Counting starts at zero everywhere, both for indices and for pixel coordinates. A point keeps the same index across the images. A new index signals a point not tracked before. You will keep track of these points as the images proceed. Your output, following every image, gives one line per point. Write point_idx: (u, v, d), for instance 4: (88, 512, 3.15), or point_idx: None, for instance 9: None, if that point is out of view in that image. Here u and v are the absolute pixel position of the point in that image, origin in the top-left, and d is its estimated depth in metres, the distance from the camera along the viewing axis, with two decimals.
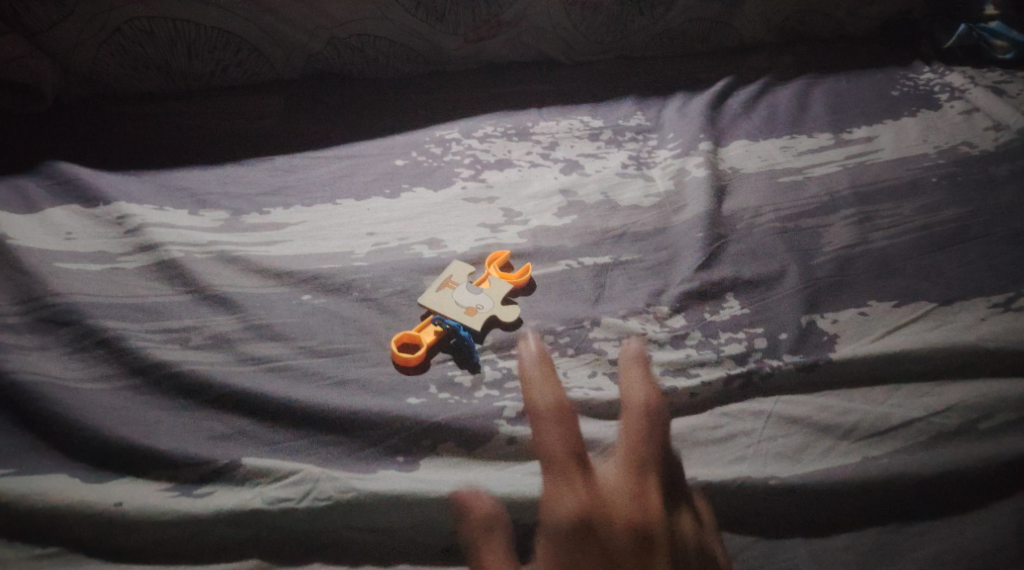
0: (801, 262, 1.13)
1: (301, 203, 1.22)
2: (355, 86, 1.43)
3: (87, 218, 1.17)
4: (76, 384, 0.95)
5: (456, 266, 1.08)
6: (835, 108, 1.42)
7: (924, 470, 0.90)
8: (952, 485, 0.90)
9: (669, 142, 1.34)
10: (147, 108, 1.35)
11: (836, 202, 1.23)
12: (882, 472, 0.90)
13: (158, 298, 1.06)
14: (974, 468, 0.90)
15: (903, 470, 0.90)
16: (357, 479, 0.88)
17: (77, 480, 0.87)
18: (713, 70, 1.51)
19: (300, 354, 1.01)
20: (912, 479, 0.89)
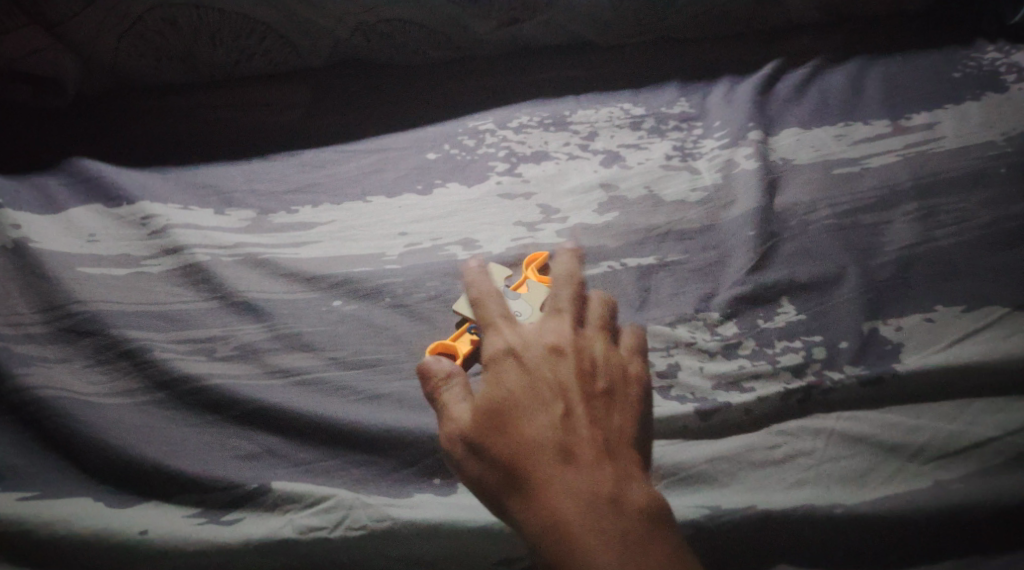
0: (860, 263, 1.06)
1: (329, 200, 1.16)
2: (384, 75, 1.37)
3: (110, 219, 1.12)
4: (99, 399, 0.92)
5: (495, 268, 1.00)
6: (893, 90, 1.33)
7: (1001, 496, 0.83)
8: None
9: (715, 131, 1.26)
10: (171, 100, 1.31)
11: (896, 195, 1.15)
12: (955, 498, 0.83)
13: (183, 304, 1.02)
14: None
15: (977, 496, 0.83)
16: (394, 507, 0.84)
17: (101, 505, 0.83)
18: (760, 51, 1.43)
19: (331, 365, 0.96)
20: (988, 507, 0.83)
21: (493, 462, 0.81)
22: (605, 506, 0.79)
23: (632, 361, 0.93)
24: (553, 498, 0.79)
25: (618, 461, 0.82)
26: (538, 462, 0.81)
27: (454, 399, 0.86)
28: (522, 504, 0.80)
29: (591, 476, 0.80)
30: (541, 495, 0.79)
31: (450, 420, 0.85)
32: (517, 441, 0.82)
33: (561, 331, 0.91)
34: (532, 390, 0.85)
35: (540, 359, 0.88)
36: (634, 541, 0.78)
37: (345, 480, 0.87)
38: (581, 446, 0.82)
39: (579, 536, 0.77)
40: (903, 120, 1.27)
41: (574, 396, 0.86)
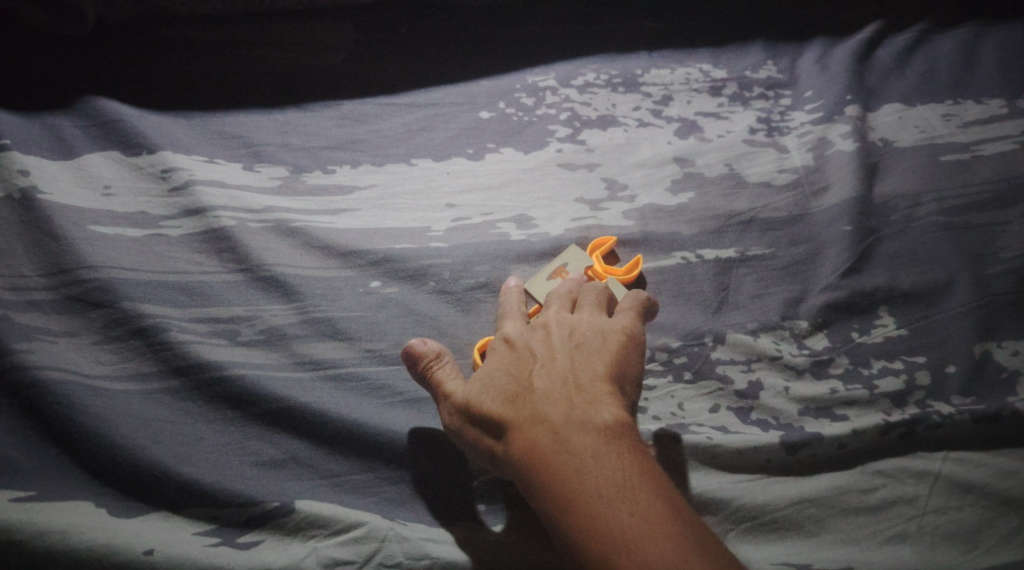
0: (971, 271, 0.93)
1: (369, 161, 1.03)
2: (434, 17, 1.22)
3: (127, 169, 1.00)
4: (108, 386, 0.82)
5: (569, 254, 0.92)
6: (1011, 64, 1.17)
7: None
8: None
9: (807, 102, 1.11)
10: (200, 35, 1.16)
11: (1013, 191, 1.01)
12: None
13: (204, 275, 0.91)
14: None
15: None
16: (435, 543, 0.75)
17: (105, 514, 0.75)
18: (859, 8, 1.26)
19: (367, 359, 0.85)
20: None
21: (477, 419, 0.77)
22: (591, 443, 0.74)
23: (623, 320, 0.83)
24: (536, 442, 0.75)
25: (593, 394, 0.77)
26: (519, 410, 0.76)
27: (447, 375, 0.80)
28: (508, 453, 0.75)
29: (575, 416, 0.76)
30: (520, 438, 0.75)
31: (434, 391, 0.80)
32: (499, 394, 0.78)
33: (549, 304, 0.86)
34: (514, 352, 0.81)
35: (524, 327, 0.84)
36: (623, 473, 0.73)
37: (378, 499, 0.77)
38: (563, 391, 0.77)
39: (568, 480, 0.73)
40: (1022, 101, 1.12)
41: (559, 352, 0.80)
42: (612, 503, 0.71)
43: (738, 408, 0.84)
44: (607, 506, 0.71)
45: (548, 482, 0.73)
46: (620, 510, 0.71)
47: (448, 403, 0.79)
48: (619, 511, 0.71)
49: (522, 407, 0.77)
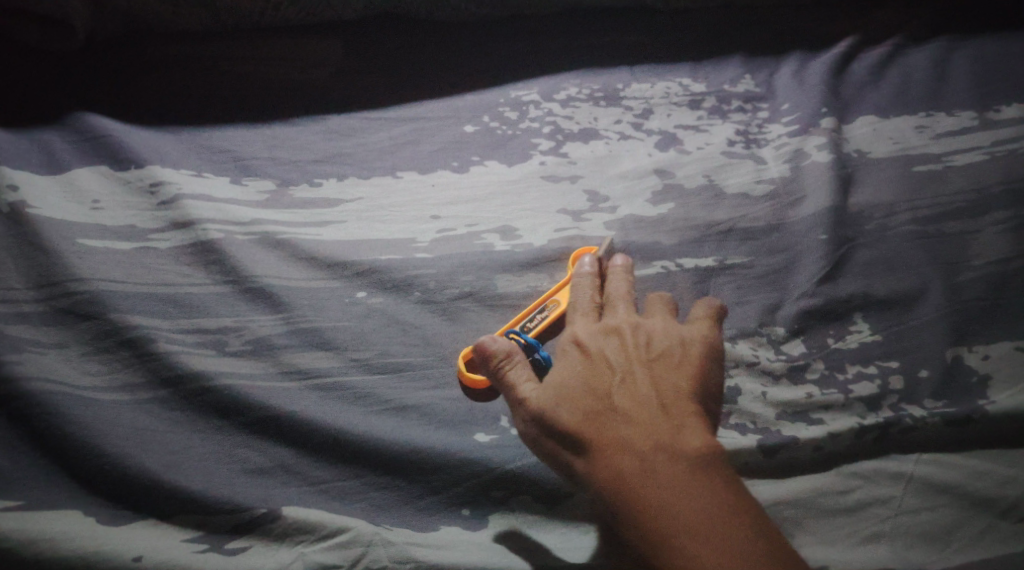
0: (944, 278, 0.95)
1: (356, 174, 1.05)
2: (419, 33, 1.24)
3: (115, 183, 1.01)
4: (97, 396, 0.83)
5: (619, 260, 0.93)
6: (982, 77, 1.20)
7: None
8: None
9: (784, 115, 1.13)
10: (188, 50, 1.19)
11: (984, 200, 1.04)
12: None
13: (192, 287, 0.92)
14: None
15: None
16: (419, 547, 0.76)
17: (93, 522, 0.76)
18: (835, 24, 1.29)
19: (352, 368, 0.86)
20: None
21: (558, 432, 0.79)
22: (678, 468, 0.76)
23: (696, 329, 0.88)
24: (621, 460, 0.77)
25: (678, 419, 0.80)
26: (602, 428, 0.78)
27: (521, 377, 0.81)
28: (590, 470, 0.77)
29: (660, 438, 0.78)
30: (605, 456, 0.77)
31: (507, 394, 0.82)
32: (580, 409, 0.80)
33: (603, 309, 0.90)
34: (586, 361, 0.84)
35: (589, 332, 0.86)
36: (709, 498, 0.75)
37: (365, 504, 0.78)
38: (646, 410, 0.80)
39: (651, 499, 0.75)
40: (993, 112, 1.14)
41: (639, 368, 0.83)
42: (695, 530, 0.73)
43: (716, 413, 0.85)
44: (693, 534, 0.73)
45: (634, 504, 0.75)
46: (708, 537, 0.73)
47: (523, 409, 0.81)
48: (704, 533, 0.73)
49: (606, 424, 0.79)
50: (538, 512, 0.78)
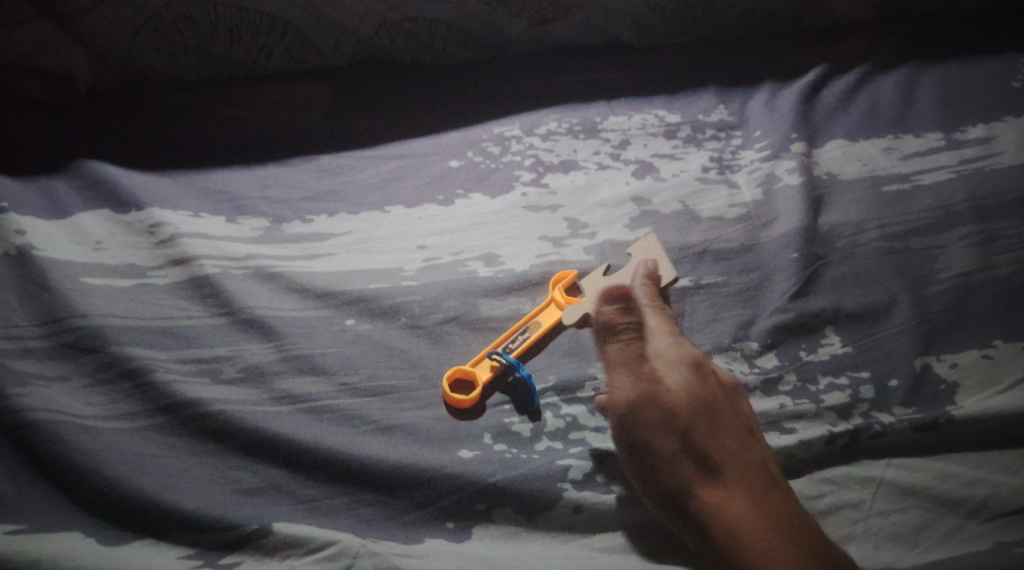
0: (912, 290, 0.98)
1: (345, 210, 1.10)
2: (406, 76, 1.30)
3: (116, 225, 1.06)
4: (98, 424, 0.86)
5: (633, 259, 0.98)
6: (947, 100, 1.24)
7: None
8: None
9: (756, 142, 1.18)
10: (186, 99, 1.25)
11: (951, 217, 1.07)
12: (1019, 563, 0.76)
13: (190, 320, 0.96)
14: None
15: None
16: (403, 557, 0.78)
17: (93, 542, 0.79)
18: (806, 55, 1.34)
19: (341, 392, 0.90)
20: None
21: (676, 435, 0.82)
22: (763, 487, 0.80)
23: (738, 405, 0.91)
24: (752, 509, 0.78)
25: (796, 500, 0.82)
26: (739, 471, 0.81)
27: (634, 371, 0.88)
28: (719, 503, 0.78)
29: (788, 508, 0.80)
30: (739, 498, 0.79)
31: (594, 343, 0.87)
32: (715, 441, 0.82)
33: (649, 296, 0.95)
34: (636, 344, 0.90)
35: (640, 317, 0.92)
36: (754, 483, 0.80)
37: (352, 520, 0.81)
38: (705, 392, 0.86)
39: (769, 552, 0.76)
40: (959, 133, 1.19)
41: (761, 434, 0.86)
42: None
43: None
44: None
45: (687, 475, 0.80)
46: (755, 516, 0.78)
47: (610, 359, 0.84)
48: None
49: (742, 472, 0.81)
50: (518, 523, 0.81)
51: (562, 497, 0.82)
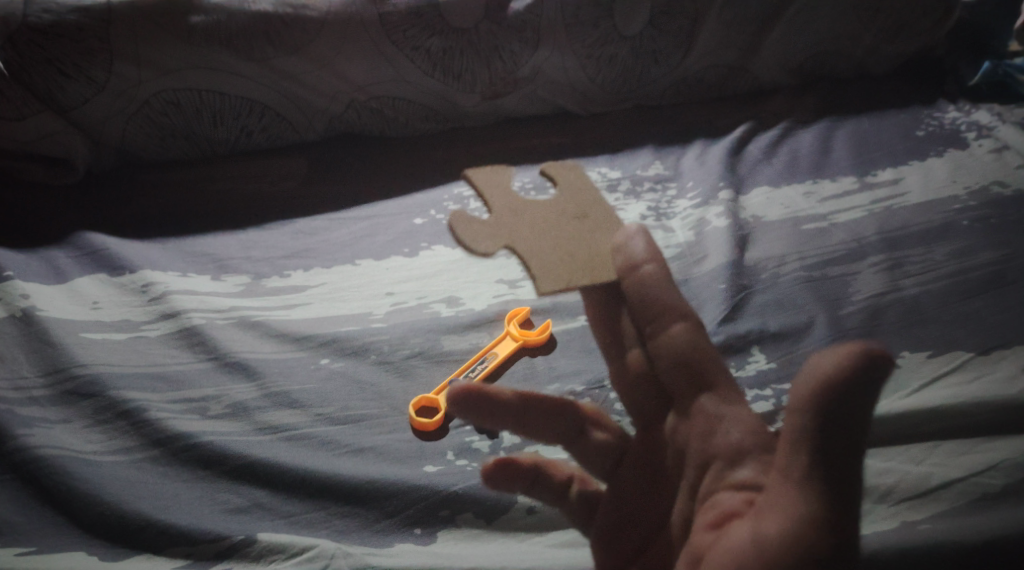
0: (828, 312, 1.10)
1: (320, 265, 1.21)
2: (375, 147, 1.44)
3: (111, 287, 1.17)
4: (98, 458, 0.96)
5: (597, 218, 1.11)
6: (860, 149, 1.38)
7: (969, 536, 0.85)
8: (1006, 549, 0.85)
9: (688, 192, 1.31)
10: (174, 176, 1.37)
11: (863, 248, 1.19)
12: (923, 538, 0.86)
13: (180, 365, 1.06)
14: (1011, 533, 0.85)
15: (941, 535, 0.86)
16: (375, 556, 0.88)
17: (96, 559, 0.88)
18: (735, 116, 1.49)
19: (318, 421, 1.00)
20: (958, 547, 0.85)
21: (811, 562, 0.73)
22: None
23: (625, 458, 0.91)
24: None
25: None
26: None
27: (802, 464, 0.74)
28: None
29: None
30: None
31: (790, 403, 0.75)
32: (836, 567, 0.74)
33: (605, 219, 1.11)
34: (582, 258, 1.05)
35: (596, 237, 1.07)
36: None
37: (329, 530, 0.90)
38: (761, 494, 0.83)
39: None
40: (870, 176, 1.32)
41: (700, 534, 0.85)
42: None
43: None
44: None
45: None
46: None
47: (741, 431, 0.82)
48: None
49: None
50: (478, 526, 0.91)
51: (517, 501, 0.92)
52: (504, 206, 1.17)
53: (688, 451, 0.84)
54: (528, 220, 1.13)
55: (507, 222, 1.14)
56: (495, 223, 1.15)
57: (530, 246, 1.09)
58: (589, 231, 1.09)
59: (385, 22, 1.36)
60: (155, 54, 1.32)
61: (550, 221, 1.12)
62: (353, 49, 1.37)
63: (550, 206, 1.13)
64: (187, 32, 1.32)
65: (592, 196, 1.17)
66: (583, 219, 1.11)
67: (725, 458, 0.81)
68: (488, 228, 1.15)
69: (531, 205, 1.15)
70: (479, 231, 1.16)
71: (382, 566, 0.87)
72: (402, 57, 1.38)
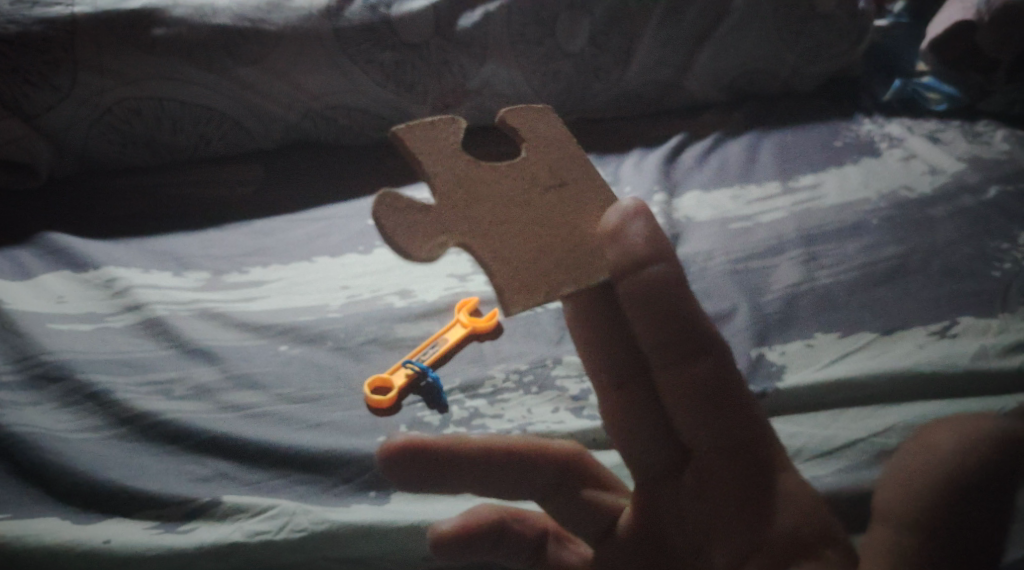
0: (750, 300, 1.20)
1: (278, 261, 1.28)
2: (331, 155, 1.52)
3: (75, 282, 1.22)
4: (68, 435, 1.02)
5: (557, 166, 0.92)
6: (783, 157, 1.50)
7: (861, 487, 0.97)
8: None
9: (626, 195, 1.42)
10: (136, 181, 1.44)
11: (783, 243, 1.29)
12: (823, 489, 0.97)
13: (144, 352, 1.12)
14: None
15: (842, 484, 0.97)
16: (333, 512, 0.95)
17: (69, 522, 0.95)
18: (668, 129, 1.61)
19: (277, 400, 1.07)
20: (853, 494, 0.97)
21: None
22: None
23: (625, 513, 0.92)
24: None
25: None
26: None
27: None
28: None
29: None
30: None
31: (904, 509, 0.73)
32: None
33: (590, 191, 0.92)
34: (567, 249, 0.88)
35: (583, 215, 0.90)
36: None
37: (289, 493, 0.98)
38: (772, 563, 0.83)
39: None
40: (793, 181, 1.43)
41: None
42: None
43: (574, 408, 1.06)
44: None
45: None
46: None
47: (793, 512, 0.80)
48: None
49: None
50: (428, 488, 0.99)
51: None
52: (458, 178, 0.88)
53: (732, 528, 0.82)
54: (492, 195, 0.88)
55: (460, 201, 0.87)
56: (446, 208, 0.86)
57: (497, 240, 0.87)
58: (562, 216, 0.90)
59: (340, 35, 1.44)
60: (118, 65, 1.38)
61: (517, 194, 0.89)
62: (310, 61, 1.44)
63: (515, 169, 0.90)
64: (150, 44, 1.38)
65: (571, 149, 0.93)
66: (562, 187, 0.91)
67: (778, 537, 0.79)
68: (440, 220, 0.86)
69: (490, 176, 0.89)
70: (422, 225, 0.85)
71: (339, 521, 0.95)
72: (356, 70, 1.46)
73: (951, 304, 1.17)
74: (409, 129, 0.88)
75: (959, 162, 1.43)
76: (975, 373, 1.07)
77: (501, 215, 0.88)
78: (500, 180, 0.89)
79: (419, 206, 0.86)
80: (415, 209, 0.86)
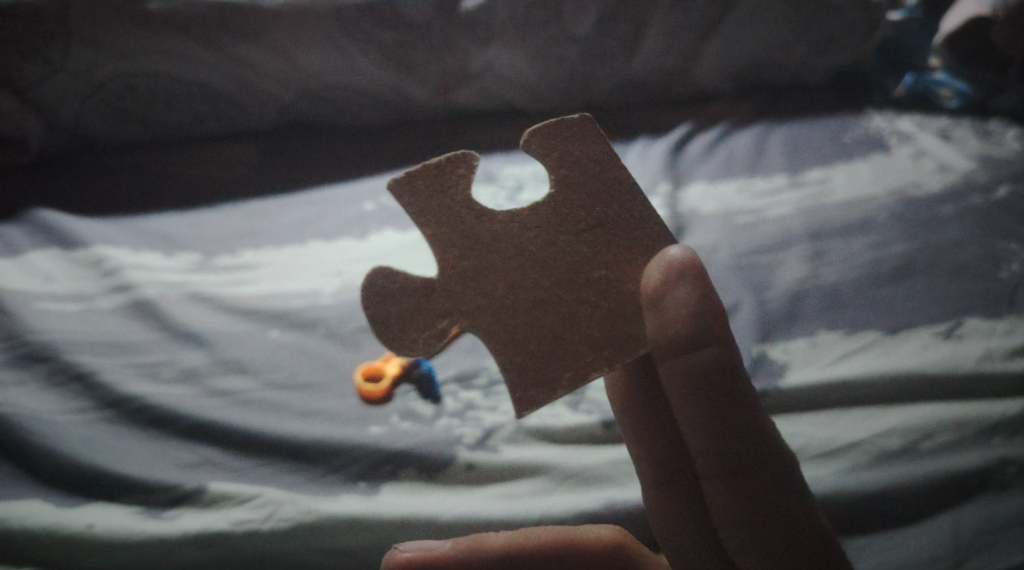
0: (754, 296, 1.17)
1: (271, 244, 1.25)
2: (328, 136, 1.49)
3: (63, 260, 1.19)
4: (51, 416, 0.99)
5: (578, 205, 0.87)
6: (792, 150, 1.46)
7: (861, 491, 0.96)
8: (894, 502, 0.95)
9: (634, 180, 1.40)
10: (131, 159, 1.41)
11: (789, 238, 1.27)
12: (819, 491, 0.96)
13: (133, 334, 1.09)
14: (899, 490, 0.96)
15: (836, 487, 0.96)
16: (319, 502, 0.93)
17: (51, 505, 0.92)
18: (674, 118, 1.58)
19: (267, 387, 1.04)
20: (852, 498, 0.95)
21: None
22: None
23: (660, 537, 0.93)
24: None
25: None
26: None
27: None
28: None
29: None
30: None
31: None
32: None
33: (631, 234, 0.88)
34: (594, 316, 0.87)
35: (617, 267, 0.87)
36: None
37: (277, 481, 0.96)
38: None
39: None
40: (800, 175, 1.40)
41: None
42: None
43: (570, 402, 1.03)
44: None
45: None
46: None
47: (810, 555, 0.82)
48: None
49: None
50: (420, 480, 0.96)
51: (457, 457, 0.98)
52: (463, 238, 0.87)
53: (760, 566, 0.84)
54: (509, 253, 0.87)
55: (471, 267, 0.87)
56: (448, 279, 0.87)
57: (511, 311, 0.87)
58: (585, 263, 0.87)
59: (340, 15, 1.41)
60: (113, 39, 1.35)
61: (535, 248, 0.87)
62: (309, 40, 1.41)
63: (537, 217, 0.87)
64: (145, 19, 1.35)
65: (614, 177, 0.88)
66: (595, 231, 0.87)
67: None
68: (439, 298, 0.87)
69: (501, 232, 0.87)
70: (411, 308, 0.87)
71: (324, 512, 0.93)
72: (355, 51, 1.43)
73: (957, 304, 1.15)
74: (404, 180, 0.87)
75: (969, 161, 1.40)
76: (979, 376, 1.04)
77: (517, 274, 0.87)
78: (511, 232, 0.87)
79: (409, 285, 0.88)
80: (407, 290, 0.88)
